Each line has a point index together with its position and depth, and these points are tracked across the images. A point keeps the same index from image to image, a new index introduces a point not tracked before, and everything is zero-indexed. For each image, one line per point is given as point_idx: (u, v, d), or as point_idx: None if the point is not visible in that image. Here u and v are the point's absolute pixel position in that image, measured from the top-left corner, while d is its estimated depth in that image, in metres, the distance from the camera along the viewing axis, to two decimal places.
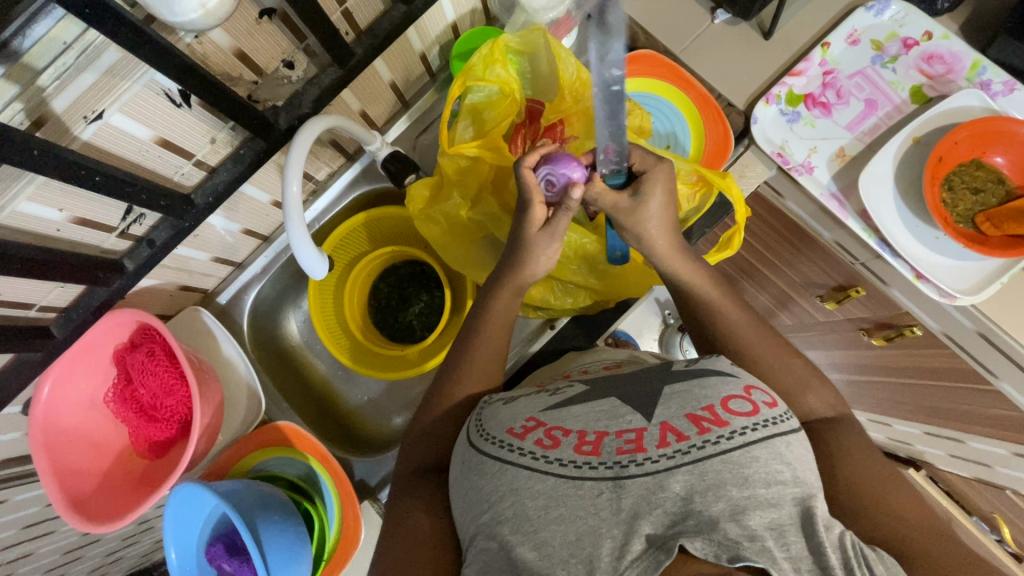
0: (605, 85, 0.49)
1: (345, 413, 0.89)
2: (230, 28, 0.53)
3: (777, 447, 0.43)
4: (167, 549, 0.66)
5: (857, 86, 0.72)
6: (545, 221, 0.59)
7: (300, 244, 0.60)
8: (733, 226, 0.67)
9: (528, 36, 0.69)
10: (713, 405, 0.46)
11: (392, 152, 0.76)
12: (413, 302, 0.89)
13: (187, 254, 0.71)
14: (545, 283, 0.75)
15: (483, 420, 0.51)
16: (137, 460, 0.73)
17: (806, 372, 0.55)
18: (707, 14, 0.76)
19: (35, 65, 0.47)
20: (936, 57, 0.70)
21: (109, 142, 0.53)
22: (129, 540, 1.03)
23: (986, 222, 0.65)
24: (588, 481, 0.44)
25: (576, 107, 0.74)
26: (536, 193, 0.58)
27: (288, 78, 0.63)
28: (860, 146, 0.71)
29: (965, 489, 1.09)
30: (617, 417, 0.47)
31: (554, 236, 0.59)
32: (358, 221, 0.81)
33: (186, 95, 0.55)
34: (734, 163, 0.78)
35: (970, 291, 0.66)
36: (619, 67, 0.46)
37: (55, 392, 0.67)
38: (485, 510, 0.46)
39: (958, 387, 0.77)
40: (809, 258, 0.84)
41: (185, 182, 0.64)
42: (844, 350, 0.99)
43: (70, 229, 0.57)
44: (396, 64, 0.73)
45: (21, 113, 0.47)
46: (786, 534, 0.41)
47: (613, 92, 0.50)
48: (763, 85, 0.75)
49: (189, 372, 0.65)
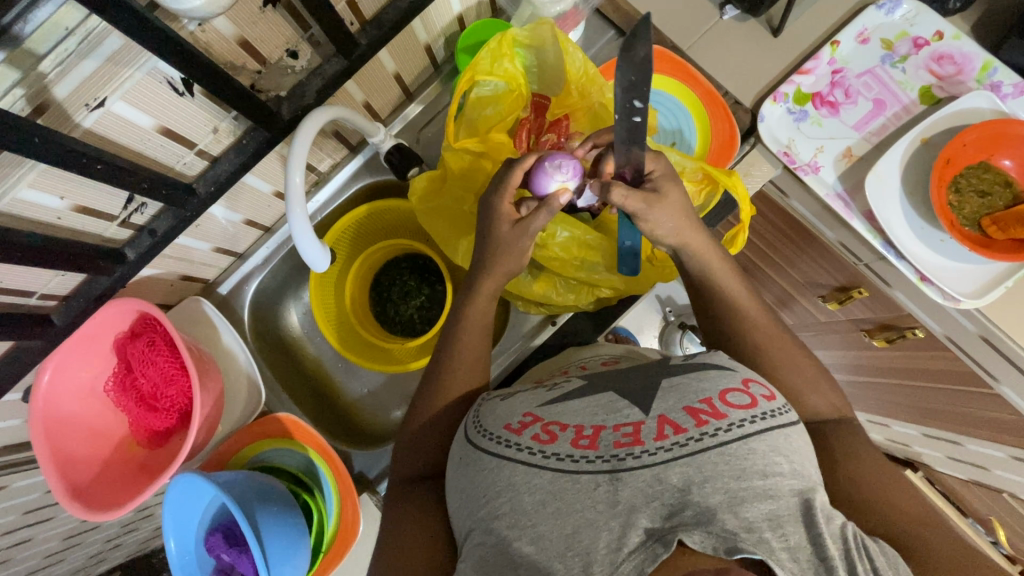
0: (627, 114, 0.49)
1: (344, 405, 0.89)
2: (233, 17, 0.52)
3: (777, 440, 0.43)
4: (167, 539, 0.67)
5: (866, 86, 0.71)
6: (517, 217, 0.59)
7: (300, 231, 0.59)
8: (738, 224, 0.66)
9: (535, 29, 0.68)
10: (711, 398, 0.46)
11: (396, 144, 0.75)
12: (413, 296, 0.88)
13: (188, 244, 0.71)
14: (547, 279, 0.75)
15: (481, 416, 0.51)
16: (137, 449, 0.74)
17: (812, 372, 0.55)
18: (716, 10, 0.75)
19: (37, 52, 0.46)
20: (946, 58, 0.70)
21: (110, 130, 0.53)
22: (128, 526, 1.04)
23: (992, 225, 0.64)
24: (585, 474, 0.44)
25: (582, 102, 0.74)
26: (509, 189, 0.59)
27: (291, 67, 0.62)
28: (867, 147, 0.70)
29: (962, 492, 1.09)
30: (615, 410, 0.47)
31: (521, 226, 0.59)
32: (361, 213, 0.80)
33: (188, 83, 0.54)
34: (739, 162, 0.77)
35: (973, 295, 0.66)
36: (642, 98, 0.47)
37: (54, 379, 0.67)
38: (482, 504, 0.46)
39: (961, 390, 0.77)
40: (811, 258, 0.83)
41: (187, 172, 0.63)
42: (845, 351, 0.99)
43: (70, 217, 0.57)
44: (400, 56, 0.72)
45: (21, 99, 0.46)
46: (783, 526, 0.41)
47: (635, 123, 0.50)
48: (772, 83, 0.74)
49: (189, 362, 0.65)
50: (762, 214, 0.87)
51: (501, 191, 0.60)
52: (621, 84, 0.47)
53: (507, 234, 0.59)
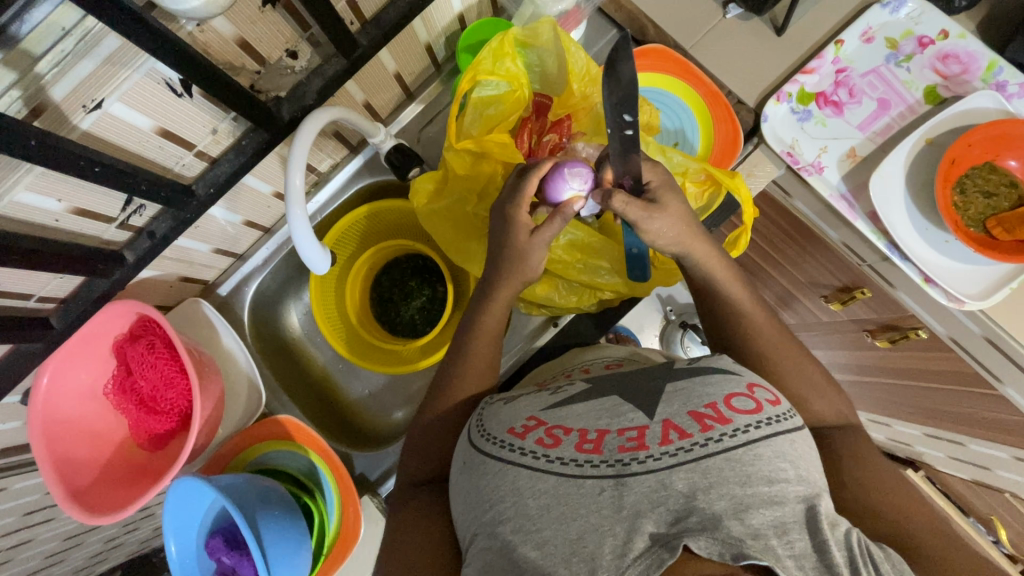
0: (619, 129, 0.50)
1: (345, 406, 0.89)
2: (232, 17, 0.51)
3: (782, 446, 0.43)
4: (167, 542, 0.66)
5: (870, 85, 0.70)
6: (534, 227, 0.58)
7: (301, 233, 0.58)
8: (741, 226, 0.66)
9: (536, 28, 0.67)
10: (716, 402, 0.45)
11: (397, 144, 0.74)
12: (414, 296, 0.88)
13: (187, 245, 0.70)
14: (550, 282, 0.74)
15: (484, 420, 0.51)
16: (137, 451, 0.73)
17: (816, 377, 0.54)
18: (719, 9, 0.74)
19: (34, 52, 0.45)
20: (951, 57, 0.69)
21: (109, 133, 0.52)
22: (129, 527, 1.04)
23: (997, 227, 0.64)
24: (589, 479, 0.44)
25: (584, 103, 0.73)
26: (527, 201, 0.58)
27: (291, 68, 0.62)
28: (871, 147, 0.70)
29: (964, 491, 1.09)
30: (619, 414, 0.47)
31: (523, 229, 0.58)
32: (361, 213, 0.80)
33: (187, 85, 0.54)
34: (741, 163, 0.78)
35: (978, 297, 0.66)
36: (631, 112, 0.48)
37: (54, 382, 0.66)
38: (485, 509, 0.45)
39: (964, 391, 0.77)
40: (814, 258, 0.83)
41: (185, 173, 0.63)
42: (847, 351, 0.98)
43: (69, 219, 0.56)
44: (401, 56, 0.72)
45: (19, 101, 0.46)
46: (788, 533, 0.40)
47: (627, 137, 0.50)
48: (775, 83, 0.74)
49: (189, 365, 0.64)
50: (764, 215, 0.86)
51: (518, 201, 0.58)
52: (611, 100, 0.48)
53: (509, 236, 0.59)
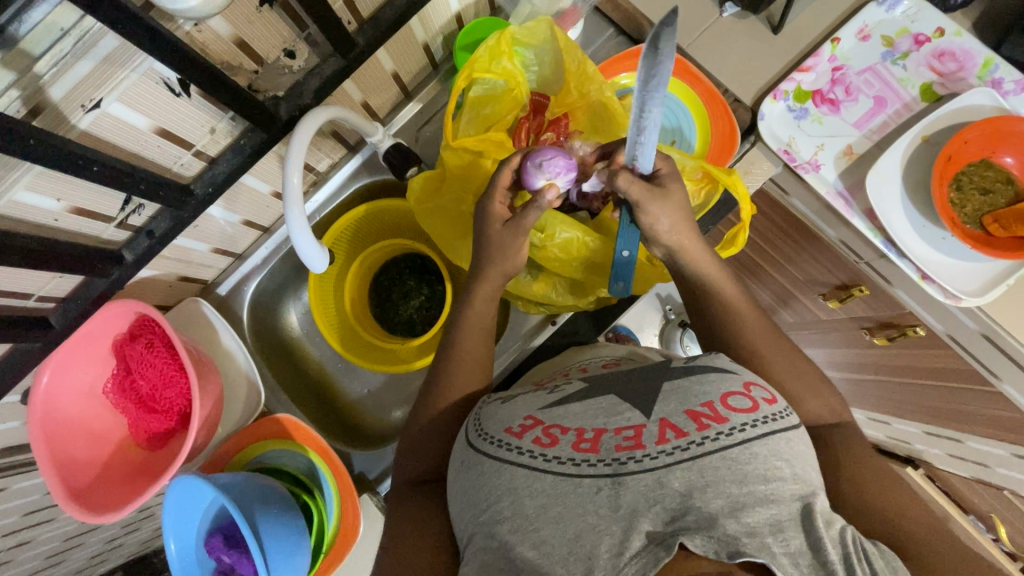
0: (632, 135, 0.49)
1: (344, 405, 0.89)
2: (230, 16, 0.51)
3: (778, 444, 0.43)
4: (167, 540, 0.66)
5: (866, 82, 0.71)
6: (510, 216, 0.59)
7: (298, 233, 0.59)
8: (738, 223, 0.66)
9: (534, 27, 0.68)
10: (713, 401, 0.45)
11: (394, 144, 0.74)
12: (413, 296, 0.88)
13: (186, 245, 0.71)
14: (546, 280, 0.75)
15: (482, 419, 0.51)
16: (137, 451, 0.74)
17: (813, 375, 0.54)
18: (715, 8, 0.74)
19: (32, 52, 0.45)
20: (947, 54, 0.69)
21: (108, 132, 0.53)
22: (130, 527, 1.04)
23: (993, 223, 0.64)
24: (587, 478, 0.44)
25: (581, 101, 0.72)
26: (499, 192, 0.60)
27: (288, 68, 0.62)
28: (868, 144, 0.70)
29: (964, 489, 1.09)
30: (616, 413, 0.47)
31: (519, 227, 0.58)
32: (359, 213, 0.80)
33: (185, 84, 0.54)
34: (739, 160, 0.77)
35: (975, 293, 0.66)
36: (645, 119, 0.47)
37: (54, 381, 0.67)
38: (483, 509, 0.46)
39: (962, 388, 0.77)
40: (812, 256, 0.83)
41: (184, 173, 0.63)
42: (845, 349, 0.98)
43: (68, 219, 0.57)
44: (399, 55, 0.72)
45: (17, 100, 0.46)
46: (784, 531, 0.40)
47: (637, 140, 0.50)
48: (771, 81, 0.74)
49: (189, 364, 0.64)
50: (762, 213, 0.87)
51: (492, 193, 0.60)
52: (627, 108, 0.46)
53: (507, 235, 0.59)
